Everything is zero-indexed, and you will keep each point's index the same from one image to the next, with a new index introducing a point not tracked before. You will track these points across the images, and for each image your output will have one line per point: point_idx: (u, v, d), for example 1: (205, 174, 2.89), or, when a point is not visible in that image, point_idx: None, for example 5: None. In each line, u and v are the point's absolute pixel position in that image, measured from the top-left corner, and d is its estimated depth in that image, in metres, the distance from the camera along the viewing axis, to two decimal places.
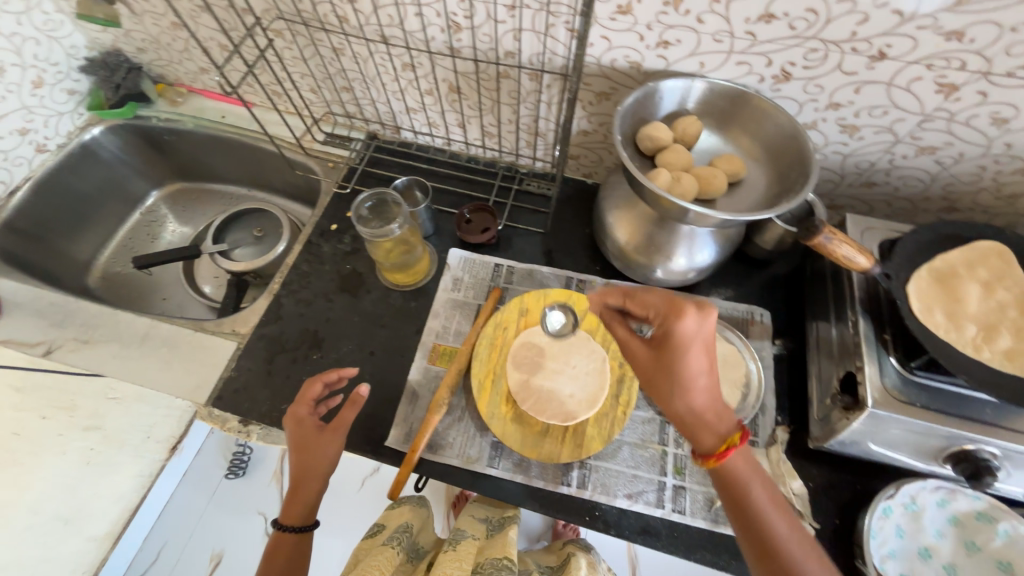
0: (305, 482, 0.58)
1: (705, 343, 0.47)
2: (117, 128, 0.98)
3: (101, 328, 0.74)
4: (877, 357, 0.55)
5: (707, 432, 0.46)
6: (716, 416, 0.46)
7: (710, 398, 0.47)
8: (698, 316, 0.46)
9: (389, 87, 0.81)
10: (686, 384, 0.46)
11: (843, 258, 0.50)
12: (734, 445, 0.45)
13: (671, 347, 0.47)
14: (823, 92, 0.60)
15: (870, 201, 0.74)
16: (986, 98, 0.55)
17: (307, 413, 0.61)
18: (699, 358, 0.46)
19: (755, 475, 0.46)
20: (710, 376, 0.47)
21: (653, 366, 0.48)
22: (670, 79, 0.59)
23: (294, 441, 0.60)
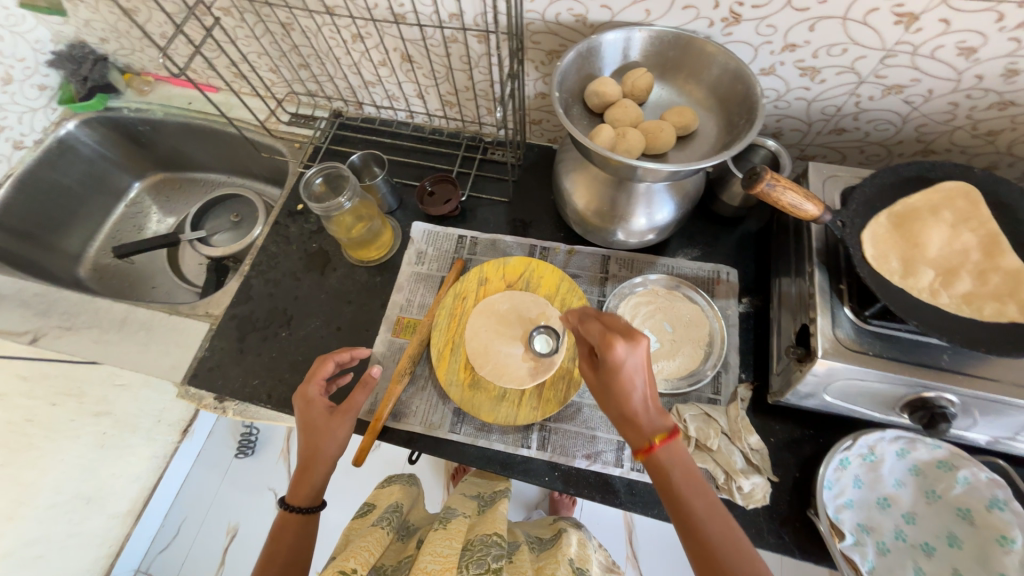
0: (312, 468, 0.54)
1: (638, 370, 0.46)
2: (91, 121, 0.99)
3: (83, 316, 0.78)
4: (832, 308, 0.53)
5: (643, 448, 0.46)
6: (648, 425, 0.46)
7: (649, 416, 0.46)
8: (626, 344, 0.45)
9: (343, 61, 0.80)
10: (624, 401, 0.47)
11: (788, 206, 0.48)
12: (660, 448, 0.45)
13: (606, 372, 0.47)
14: (776, 33, 0.56)
15: (842, 149, 0.71)
16: (949, 26, 0.51)
17: (317, 394, 0.58)
18: (633, 381, 0.46)
19: (696, 489, 0.44)
20: (649, 394, 0.47)
21: (599, 391, 0.49)
22: (610, 32, 0.57)
23: (303, 422, 0.56)
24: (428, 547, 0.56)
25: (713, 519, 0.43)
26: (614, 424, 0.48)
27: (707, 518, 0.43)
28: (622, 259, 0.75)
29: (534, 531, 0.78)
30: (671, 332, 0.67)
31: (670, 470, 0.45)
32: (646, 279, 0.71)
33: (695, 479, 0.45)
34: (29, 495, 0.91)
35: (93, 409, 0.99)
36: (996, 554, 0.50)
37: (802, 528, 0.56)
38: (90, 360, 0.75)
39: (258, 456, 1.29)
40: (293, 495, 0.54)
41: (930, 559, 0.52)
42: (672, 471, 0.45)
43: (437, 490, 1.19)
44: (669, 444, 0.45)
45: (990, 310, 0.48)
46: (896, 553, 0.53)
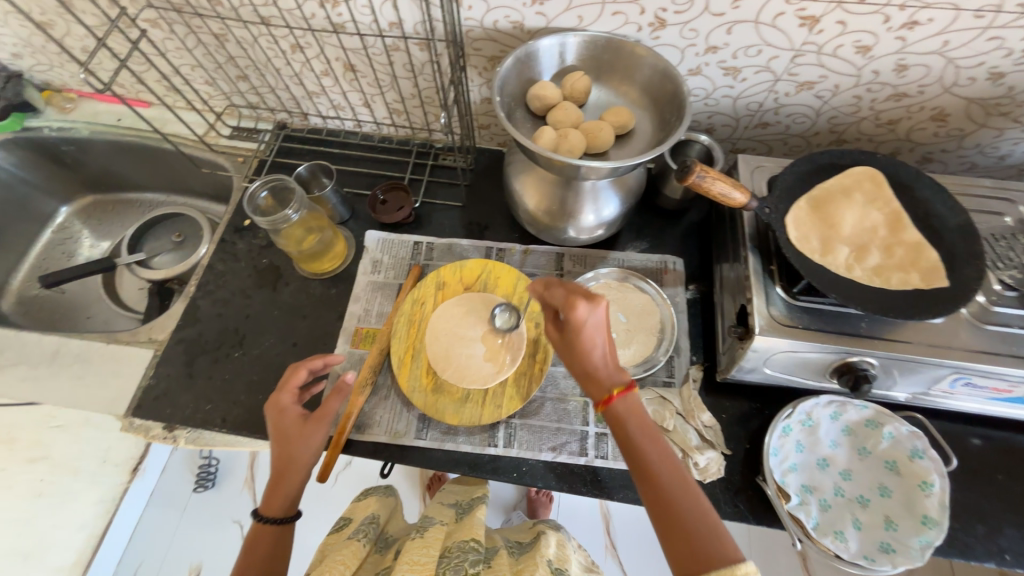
0: (286, 475, 0.53)
1: (597, 328, 0.49)
2: (7, 143, 0.92)
3: (8, 352, 0.72)
4: (765, 288, 0.58)
5: (603, 399, 0.48)
6: (608, 378, 0.49)
7: (609, 371, 0.49)
8: (586, 303, 0.49)
9: (283, 72, 0.79)
10: (586, 355, 0.50)
11: (718, 194, 0.52)
12: (616, 398, 0.47)
13: (570, 330, 0.50)
14: (698, 36, 0.61)
15: (768, 142, 0.77)
16: (845, 28, 0.57)
17: (291, 402, 0.57)
18: (594, 337, 0.49)
19: (652, 438, 0.46)
20: (609, 352, 0.50)
21: (564, 351, 0.52)
22: (546, 38, 0.59)
23: (276, 431, 0.55)
24: (405, 556, 0.56)
25: (665, 464, 0.44)
26: (577, 379, 0.51)
27: (658, 461, 0.44)
28: (575, 256, 0.77)
29: (514, 536, 0.78)
30: (625, 322, 0.70)
31: (627, 420, 0.47)
32: (598, 273, 0.74)
33: (648, 427, 0.47)
34: None
35: (26, 456, 0.95)
36: (920, 499, 0.55)
37: (755, 495, 0.60)
38: (20, 399, 0.69)
39: (220, 486, 1.23)
40: (268, 500, 0.53)
41: (865, 510, 0.57)
42: (627, 420, 0.47)
43: (413, 502, 1.17)
44: (627, 395, 0.47)
45: (897, 280, 0.53)
46: (836, 508, 0.57)
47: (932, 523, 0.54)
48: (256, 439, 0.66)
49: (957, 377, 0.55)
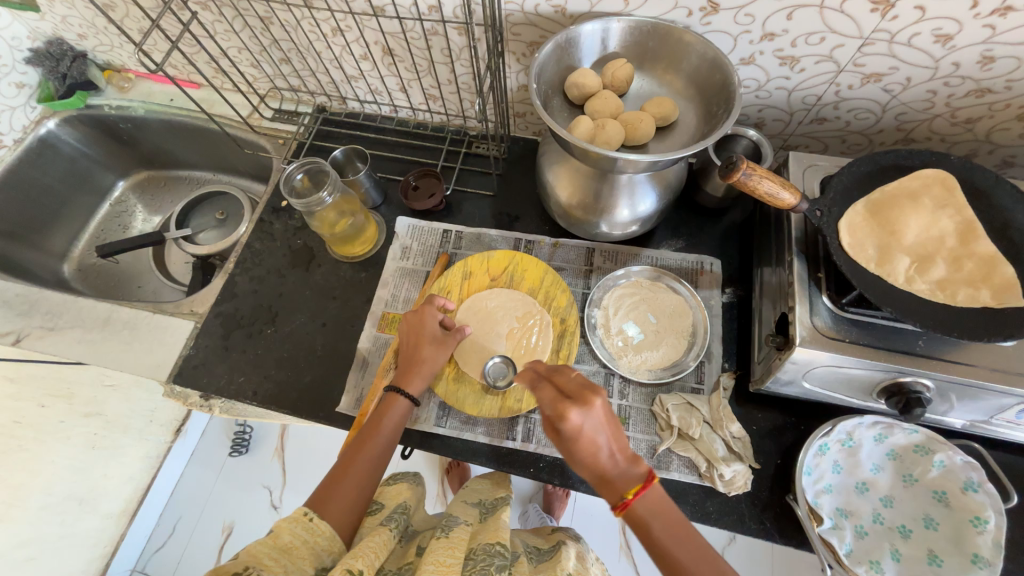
0: (411, 377, 0.60)
1: (598, 431, 0.46)
2: (71, 120, 0.98)
3: (66, 316, 0.78)
4: (810, 297, 0.54)
5: (619, 505, 0.45)
6: (621, 478, 0.46)
7: (619, 467, 0.46)
8: (580, 409, 0.46)
9: (324, 55, 0.79)
10: (591, 459, 0.47)
11: (765, 194, 0.48)
12: (634, 501, 0.44)
13: (567, 438, 0.47)
14: (754, 23, 0.56)
15: (824, 139, 0.72)
16: (924, 14, 0.51)
17: (433, 313, 0.63)
18: (596, 441, 0.46)
19: (678, 534, 0.45)
20: (615, 447, 0.47)
21: (566, 455, 0.49)
22: (588, 23, 0.57)
23: (415, 331, 0.62)
24: (430, 556, 0.54)
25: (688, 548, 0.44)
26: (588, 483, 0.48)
27: (684, 555, 0.44)
28: (606, 251, 0.75)
29: (531, 539, 0.77)
30: (655, 323, 0.67)
31: (650, 521, 0.45)
32: (629, 272, 0.71)
33: (671, 521, 0.45)
34: (21, 495, 0.93)
35: (83, 410, 1.00)
36: (970, 535, 0.51)
37: (783, 513, 0.57)
38: (74, 359, 0.74)
39: (252, 454, 1.29)
40: (392, 395, 0.59)
41: (907, 542, 0.53)
42: (649, 521, 0.45)
43: (431, 484, 1.20)
44: (642, 494, 0.45)
45: (964, 296, 0.48)
46: (874, 536, 0.54)
47: (983, 563, 0.49)
48: (284, 413, 0.68)
49: None
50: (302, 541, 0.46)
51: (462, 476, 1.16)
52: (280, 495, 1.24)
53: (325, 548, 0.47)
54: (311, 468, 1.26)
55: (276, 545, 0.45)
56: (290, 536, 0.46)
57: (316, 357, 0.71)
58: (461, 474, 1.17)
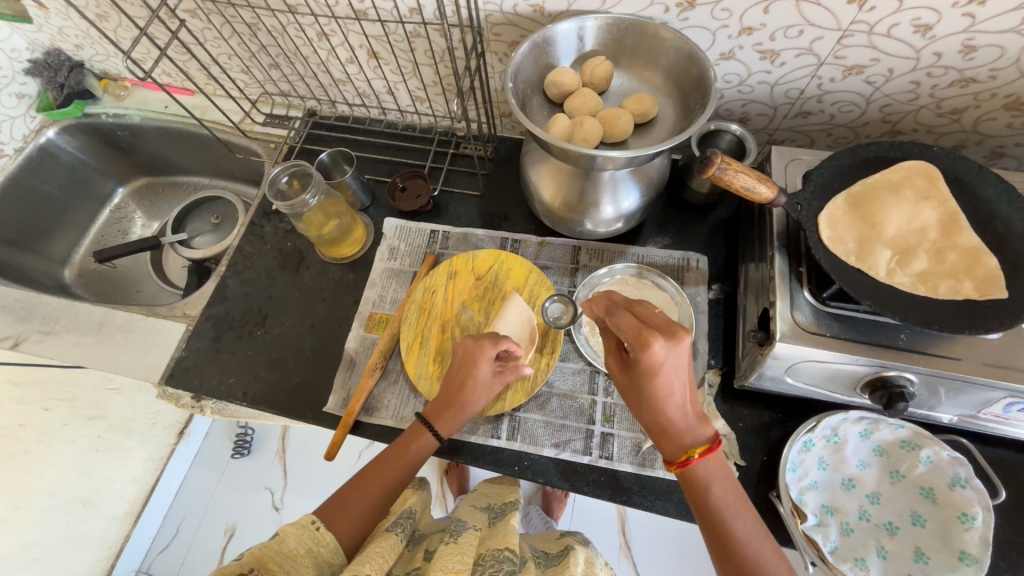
0: (448, 420, 0.59)
1: (675, 370, 0.45)
2: (70, 128, 1.00)
3: (62, 320, 0.79)
4: (791, 292, 0.54)
5: (679, 457, 0.47)
6: (687, 433, 0.47)
7: (687, 422, 0.47)
8: (666, 343, 0.44)
9: (311, 59, 0.80)
10: (658, 400, 0.47)
11: (741, 188, 0.48)
12: (696, 455, 0.46)
13: (642, 371, 0.46)
14: (731, 17, 0.56)
15: (810, 133, 0.71)
16: (902, 4, 0.51)
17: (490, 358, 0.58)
18: (671, 381, 0.45)
19: (732, 500, 0.46)
20: (688, 399, 0.47)
21: (628, 390, 0.50)
22: (564, 21, 0.57)
23: (467, 373, 0.58)
24: (439, 561, 0.56)
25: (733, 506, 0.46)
26: (647, 425, 0.49)
27: (733, 515, 0.45)
28: (592, 250, 0.75)
29: (539, 544, 0.79)
30: None
31: (707, 480, 0.46)
32: (613, 269, 0.71)
33: (729, 482, 0.47)
34: (25, 496, 0.95)
35: (87, 413, 1.01)
36: (957, 531, 0.50)
37: (769, 511, 0.56)
38: (69, 362, 0.76)
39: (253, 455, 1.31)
40: (422, 428, 0.60)
41: (893, 539, 0.52)
42: (706, 478, 0.46)
43: (431, 485, 1.21)
44: (707, 453, 0.46)
45: (946, 288, 0.48)
46: (859, 533, 0.53)
47: (970, 560, 0.48)
48: (274, 414, 0.69)
49: (1013, 402, 0.49)
50: (305, 548, 0.49)
51: (461, 479, 1.16)
52: (281, 496, 1.25)
53: (325, 559, 0.50)
54: (311, 469, 1.27)
55: (280, 550, 0.48)
56: (295, 542, 0.49)
57: (304, 358, 0.72)
58: (460, 476, 1.17)
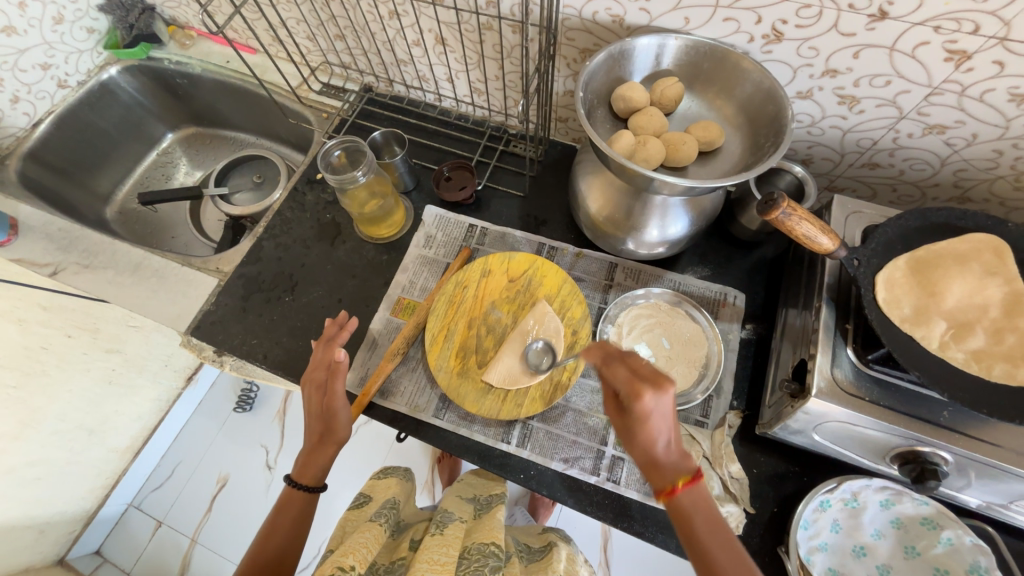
0: (309, 465, 0.58)
1: (665, 417, 0.43)
2: (133, 69, 1.02)
3: (101, 256, 0.81)
4: (834, 348, 0.52)
5: (665, 491, 0.43)
6: (671, 470, 0.43)
7: (671, 459, 0.43)
8: (653, 393, 0.42)
9: (378, 36, 0.80)
10: (647, 445, 0.43)
11: (803, 237, 0.47)
12: (681, 492, 0.42)
13: (634, 420, 0.43)
14: (818, 57, 0.54)
15: (873, 186, 0.69)
16: (1003, 70, 0.48)
17: (322, 375, 0.61)
18: (661, 428, 0.43)
19: (722, 539, 0.41)
20: (672, 437, 0.44)
21: (622, 434, 0.46)
22: (644, 37, 0.56)
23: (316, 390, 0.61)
24: (425, 553, 0.56)
25: (731, 558, 0.40)
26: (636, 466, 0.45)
27: (729, 566, 0.40)
28: (629, 269, 0.74)
29: (522, 537, 0.80)
30: (668, 349, 0.66)
31: (695, 519, 0.42)
32: (649, 292, 0.70)
33: (717, 524, 0.42)
34: (37, 417, 0.97)
35: (105, 346, 1.04)
36: None
37: (770, 563, 0.56)
38: (102, 298, 0.77)
39: (255, 412, 1.33)
40: (296, 480, 0.58)
41: None
42: (694, 519, 0.42)
43: (422, 470, 1.22)
44: (691, 485, 0.42)
45: (1000, 372, 0.46)
46: None
47: None
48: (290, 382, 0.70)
49: None
50: None
51: (451, 468, 1.17)
52: (275, 456, 1.27)
53: None
54: None
55: None
56: None
57: None
58: (452, 465, 1.18)
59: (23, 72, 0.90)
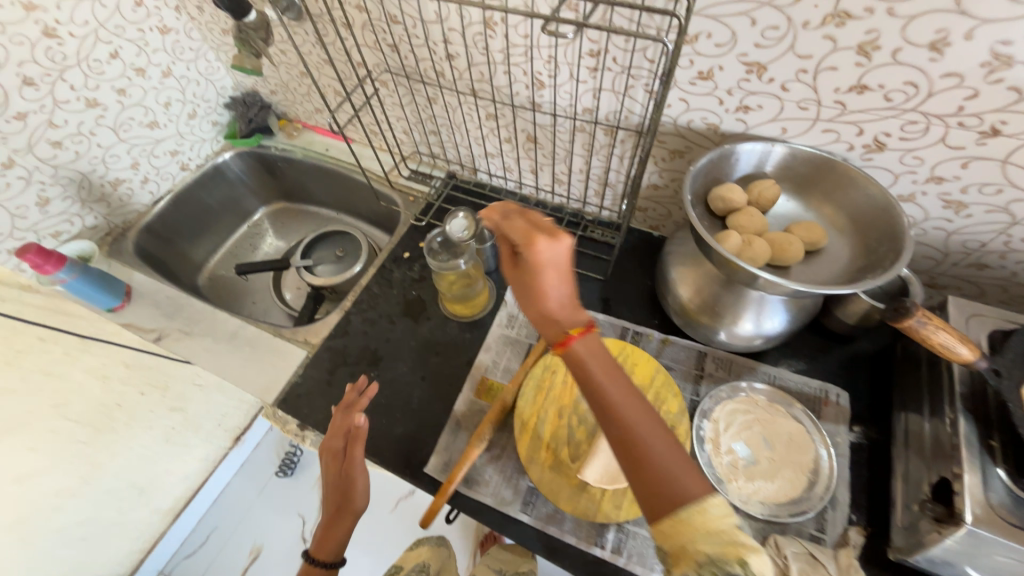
0: (325, 540, 0.63)
1: (558, 266, 0.47)
2: (243, 154, 1.15)
3: (201, 324, 0.85)
4: (981, 466, 0.47)
5: (558, 341, 0.46)
6: (565, 319, 0.47)
7: (566, 313, 0.47)
8: (548, 240, 0.47)
9: (471, 133, 0.88)
10: (539, 299, 0.48)
11: (941, 346, 0.45)
12: (574, 339, 0.46)
13: (528, 269, 0.48)
14: (923, 165, 0.56)
15: (980, 285, 0.66)
16: None
17: (338, 446, 0.65)
18: (552, 280, 0.47)
19: (632, 400, 0.45)
20: (568, 295, 0.48)
21: (518, 292, 0.50)
22: (747, 143, 0.59)
23: (332, 463, 0.65)
24: None
25: (661, 438, 0.43)
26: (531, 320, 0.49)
27: (643, 429, 0.43)
28: (719, 358, 0.72)
29: None
30: (770, 450, 0.62)
31: (591, 369, 0.45)
32: (749, 387, 0.67)
33: (608, 373, 0.46)
34: (97, 472, 0.99)
35: (170, 404, 1.05)
36: None
37: None
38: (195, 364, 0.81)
39: (298, 479, 1.30)
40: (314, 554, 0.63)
41: None
42: (591, 367, 0.45)
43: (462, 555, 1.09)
44: (584, 335, 0.46)
45: None
46: None
47: None
48: (372, 462, 0.69)
49: None
50: None
51: None
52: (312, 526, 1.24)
53: None
54: None
55: None
56: None
57: (410, 410, 0.72)
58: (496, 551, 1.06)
59: (156, 157, 1.02)
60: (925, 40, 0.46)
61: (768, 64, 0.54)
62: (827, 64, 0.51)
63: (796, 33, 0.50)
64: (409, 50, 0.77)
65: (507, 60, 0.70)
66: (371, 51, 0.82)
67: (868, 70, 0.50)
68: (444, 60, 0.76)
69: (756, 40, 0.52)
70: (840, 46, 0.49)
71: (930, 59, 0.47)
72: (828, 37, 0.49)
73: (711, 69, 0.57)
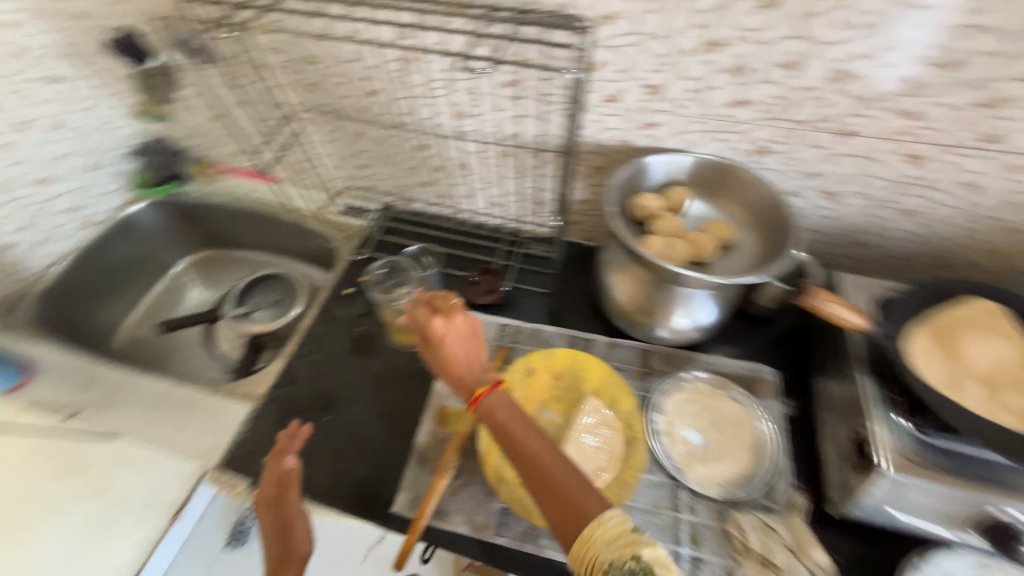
0: None
1: (459, 336, 0.65)
2: (159, 205, 1.08)
3: (123, 392, 0.78)
4: (885, 417, 0.55)
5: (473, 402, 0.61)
6: (475, 382, 0.62)
7: (475, 374, 0.62)
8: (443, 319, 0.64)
9: (403, 163, 0.90)
10: (452, 365, 0.63)
11: (835, 317, 0.57)
12: (486, 397, 0.60)
13: (434, 343, 0.64)
14: (803, 164, 0.68)
15: (862, 261, 0.78)
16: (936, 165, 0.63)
17: (272, 490, 0.58)
18: (454, 349, 0.63)
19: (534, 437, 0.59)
20: (472, 357, 0.64)
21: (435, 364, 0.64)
22: (655, 155, 0.66)
23: (267, 515, 0.57)
24: None
25: (567, 470, 0.55)
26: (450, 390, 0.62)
27: (546, 462, 0.56)
28: (662, 354, 0.76)
29: None
30: (716, 431, 0.68)
31: (498, 417, 0.59)
32: (693, 376, 0.73)
33: (514, 416, 0.60)
34: None
35: None
36: None
37: None
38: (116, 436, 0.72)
39: None
40: None
41: None
42: (495, 412, 0.59)
43: None
44: (493, 391, 0.60)
45: None
46: None
47: None
48: (334, 511, 0.65)
49: None
50: None
51: None
52: None
53: None
54: None
55: None
56: None
57: (371, 449, 0.70)
58: None
59: (52, 216, 0.92)
60: (779, 60, 0.59)
61: (664, 86, 0.64)
62: (710, 83, 0.63)
63: (680, 60, 0.61)
64: (330, 86, 0.82)
65: (428, 89, 0.76)
66: (293, 90, 0.85)
67: (747, 86, 0.62)
68: (365, 97, 0.81)
69: (652, 66, 0.63)
70: (719, 67, 0.61)
71: (786, 75, 0.60)
72: (706, 62, 0.61)
73: (617, 92, 0.66)
